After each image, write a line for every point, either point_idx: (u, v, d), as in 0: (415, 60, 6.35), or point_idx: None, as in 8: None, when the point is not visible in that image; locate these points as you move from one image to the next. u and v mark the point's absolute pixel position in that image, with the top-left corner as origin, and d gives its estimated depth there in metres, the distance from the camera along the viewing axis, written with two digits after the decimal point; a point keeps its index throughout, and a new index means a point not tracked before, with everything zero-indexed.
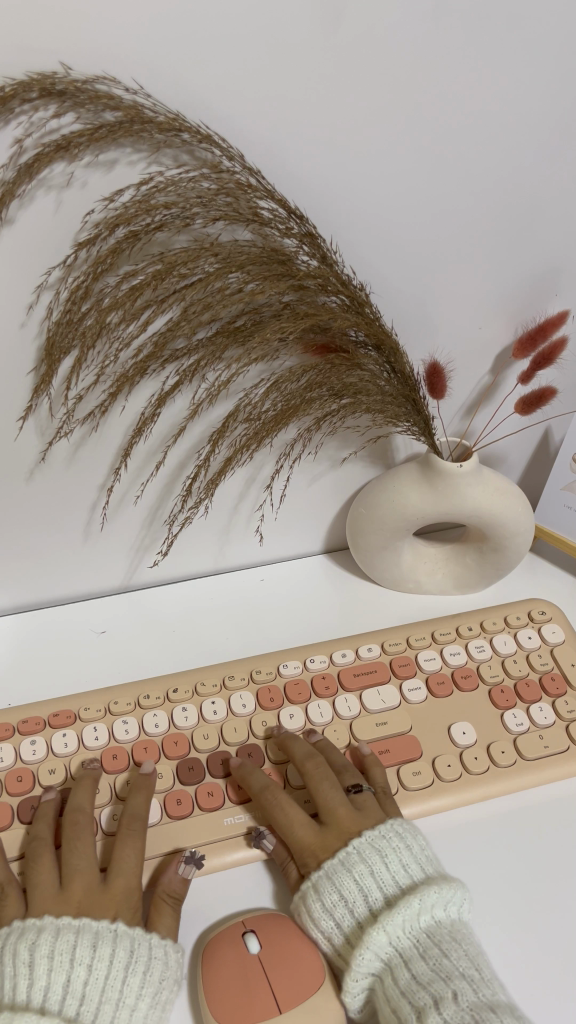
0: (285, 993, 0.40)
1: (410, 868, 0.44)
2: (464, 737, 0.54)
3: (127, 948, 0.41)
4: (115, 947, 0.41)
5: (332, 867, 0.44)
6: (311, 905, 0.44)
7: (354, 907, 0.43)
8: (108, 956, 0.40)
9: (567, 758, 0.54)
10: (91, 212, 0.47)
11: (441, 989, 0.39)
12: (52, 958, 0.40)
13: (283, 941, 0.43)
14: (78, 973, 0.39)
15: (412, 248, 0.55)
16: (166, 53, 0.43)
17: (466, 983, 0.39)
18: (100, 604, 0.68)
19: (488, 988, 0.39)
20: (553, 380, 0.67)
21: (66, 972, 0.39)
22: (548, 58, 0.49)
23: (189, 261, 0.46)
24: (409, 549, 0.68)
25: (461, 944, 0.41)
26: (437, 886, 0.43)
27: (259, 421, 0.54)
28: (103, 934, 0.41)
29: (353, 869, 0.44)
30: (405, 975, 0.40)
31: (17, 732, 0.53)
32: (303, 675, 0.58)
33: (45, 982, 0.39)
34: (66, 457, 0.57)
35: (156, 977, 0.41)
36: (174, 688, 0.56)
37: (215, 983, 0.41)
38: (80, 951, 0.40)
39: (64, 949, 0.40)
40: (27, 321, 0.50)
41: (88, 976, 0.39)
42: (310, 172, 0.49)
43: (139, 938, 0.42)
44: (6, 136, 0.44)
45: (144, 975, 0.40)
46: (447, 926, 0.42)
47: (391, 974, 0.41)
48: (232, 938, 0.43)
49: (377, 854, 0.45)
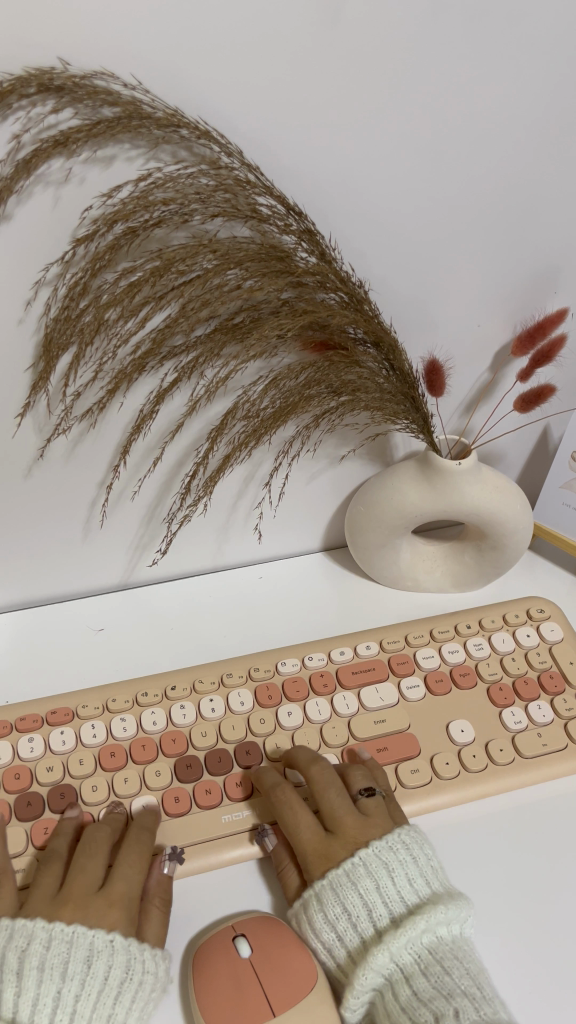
0: (277, 993, 0.40)
1: (416, 883, 0.44)
2: (462, 734, 0.54)
3: (123, 964, 0.40)
4: (109, 963, 0.40)
5: (337, 877, 0.44)
6: (313, 915, 0.43)
7: (357, 922, 0.43)
8: (101, 972, 0.40)
9: (566, 757, 0.54)
10: (90, 206, 0.47)
11: (442, 1006, 0.39)
12: (42, 971, 0.39)
13: (276, 943, 0.42)
14: (70, 988, 0.39)
15: (411, 244, 0.55)
16: (163, 48, 0.43)
17: (467, 1002, 0.39)
18: (97, 602, 0.68)
19: (490, 1006, 0.39)
20: (552, 377, 0.67)
21: (57, 986, 0.39)
22: (548, 55, 0.49)
23: (188, 256, 0.46)
24: (408, 549, 0.68)
25: (463, 961, 0.41)
26: (443, 904, 0.42)
27: (257, 418, 0.54)
28: (98, 949, 0.40)
29: (358, 883, 0.44)
30: (406, 992, 0.40)
31: (14, 730, 0.53)
32: (302, 673, 0.58)
33: (34, 995, 0.39)
34: (63, 453, 0.57)
35: (148, 993, 0.40)
36: (172, 687, 0.56)
37: (206, 984, 0.41)
38: (73, 966, 0.40)
39: (55, 963, 0.40)
40: (24, 317, 0.50)
41: (79, 992, 0.39)
42: (308, 166, 0.49)
43: (135, 953, 0.41)
44: (5, 131, 0.43)
45: (136, 991, 0.40)
46: (449, 943, 0.42)
47: (393, 990, 0.41)
48: (223, 939, 0.43)
49: (383, 867, 0.44)
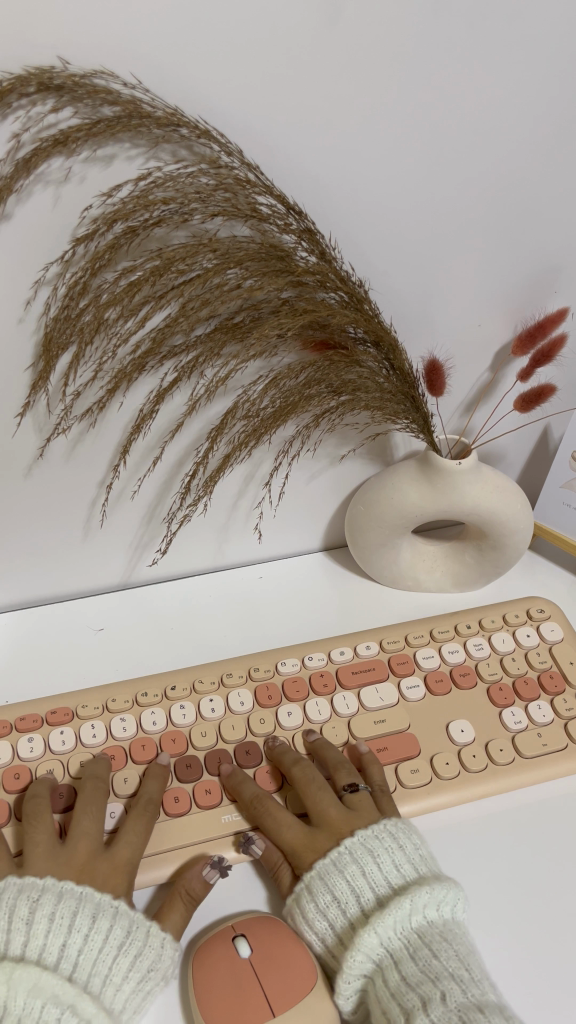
0: (277, 993, 0.40)
1: (402, 868, 0.44)
2: (462, 735, 0.54)
3: (124, 927, 0.41)
4: (112, 924, 0.41)
5: (323, 866, 0.45)
6: (306, 907, 0.44)
7: (346, 907, 0.43)
8: (104, 930, 0.41)
9: (566, 757, 0.53)
10: (90, 205, 0.47)
11: (430, 990, 0.39)
12: (52, 920, 0.41)
13: (275, 942, 0.42)
14: (75, 939, 0.40)
15: (411, 242, 0.55)
16: (164, 46, 0.43)
17: (455, 984, 0.39)
18: (97, 603, 0.68)
19: (478, 988, 0.39)
20: (552, 377, 0.67)
21: (64, 937, 0.40)
22: (549, 56, 0.49)
23: (188, 255, 0.46)
24: (407, 549, 0.67)
25: (451, 943, 0.41)
26: (429, 886, 0.43)
27: (257, 419, 0.54)
28: (104, 908, 0.42)
29: (344, 870, 0.44)
30: (395, 976, 0.40)
31: (14, 730, 0.53)
32: (302, 673, 0.58)
33: (41, 942, 0.40)
34: (63, 453, 0.57)
35: (146, 965, 0.41)
36: (172, 687, 0.56)
37: (206, 983, 0.41)
38: (79, 919, 0.41)
39: (64, 915, 0.41)
40: (25, 316, 0.50)
41: (83, 945, 0.40)
42: (309, 165, 0.49)
43: (137, 921, 0.42)
44: (5, 129, 0.43)
45: (135, 959, 0.40)
46: (439, 926, 0.42)
47: (382, 974, 0.41)
48: (223, 939, 0.43)
49: (369, 854, 0.45)
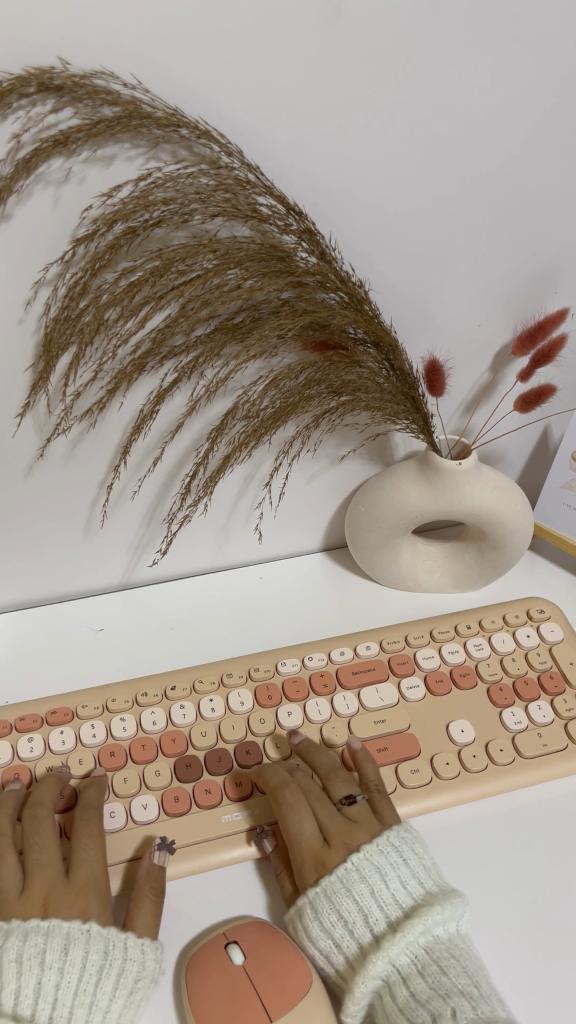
0: (272, 1001, 0.40)
1: (409, 884, 0.44)
2: (462, 735, 0.54)
3: (101, 951, 0.41)
4: (87, 950, 0.40)
5: (330, 884, 0.44)
6: (309, 924, 0.43)
7: (354, 927, 0.43)
8: (80, 960, 0.40)
9: (567, 757, 0.53)
10: (90, 206, 0.47)
11: (439, 1006, 0.39)
12: (21, 963, 0.39)
13: (270, 952, 0.42)
14: (49, 978, 0.39)
15: (408, 239, 0.54)
16: (164, 48, 0.43)
17: (465, 1000, 0.39)
18: (98, 603, 0.68)
19: (487, 1004, 0.39)
20: (553, 376, 0.67)
21: (37, 976, 0.39)
22: (550, 57, 0.49)
23: (188, 256, 0.46)
24: (408, 549, 0.68)
25: (460, 959, 0.41)
26: (437, 904, 0.42)
27: (257, 419, 0.54)
28: (75, 937, 0.41)
29: (352, 889, 0.44)
30: (405, 994, 0.40)
31: (14, 730, 0.53)
32: (302, 673, 0.58)
33: (15, 987, 0.39)
34: (64, 452, 0.57)
35: (132, 980, 0.40)
36: (172, 687, 0.56)
37: (201, 992, 0.41)
38: (50, 956, 0.40)
39: (33, 955, 0.40)
40: (24, 317, 0.50)
41: (59, 981, 0.39)
42: (309, 166, 0.49)
43: (113, 940, 0.41)
44: (4, 131, 0.43)
45: (118, 978, 0.40)
46: (446, 941, 0.42)
47: (391, 992, 0.41)
48: (215, 948, 0.42)
49: (376, 873, 0.44)
